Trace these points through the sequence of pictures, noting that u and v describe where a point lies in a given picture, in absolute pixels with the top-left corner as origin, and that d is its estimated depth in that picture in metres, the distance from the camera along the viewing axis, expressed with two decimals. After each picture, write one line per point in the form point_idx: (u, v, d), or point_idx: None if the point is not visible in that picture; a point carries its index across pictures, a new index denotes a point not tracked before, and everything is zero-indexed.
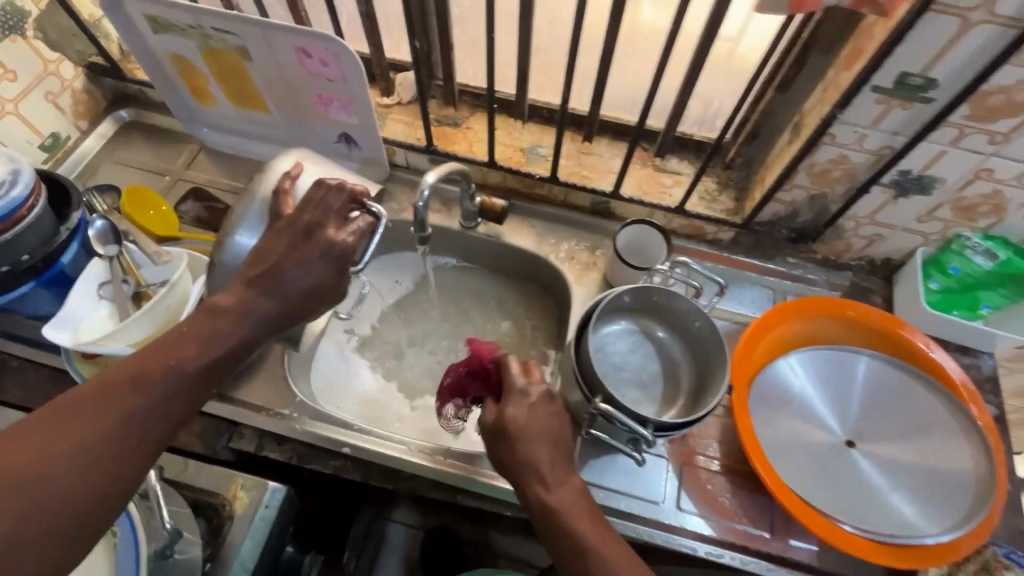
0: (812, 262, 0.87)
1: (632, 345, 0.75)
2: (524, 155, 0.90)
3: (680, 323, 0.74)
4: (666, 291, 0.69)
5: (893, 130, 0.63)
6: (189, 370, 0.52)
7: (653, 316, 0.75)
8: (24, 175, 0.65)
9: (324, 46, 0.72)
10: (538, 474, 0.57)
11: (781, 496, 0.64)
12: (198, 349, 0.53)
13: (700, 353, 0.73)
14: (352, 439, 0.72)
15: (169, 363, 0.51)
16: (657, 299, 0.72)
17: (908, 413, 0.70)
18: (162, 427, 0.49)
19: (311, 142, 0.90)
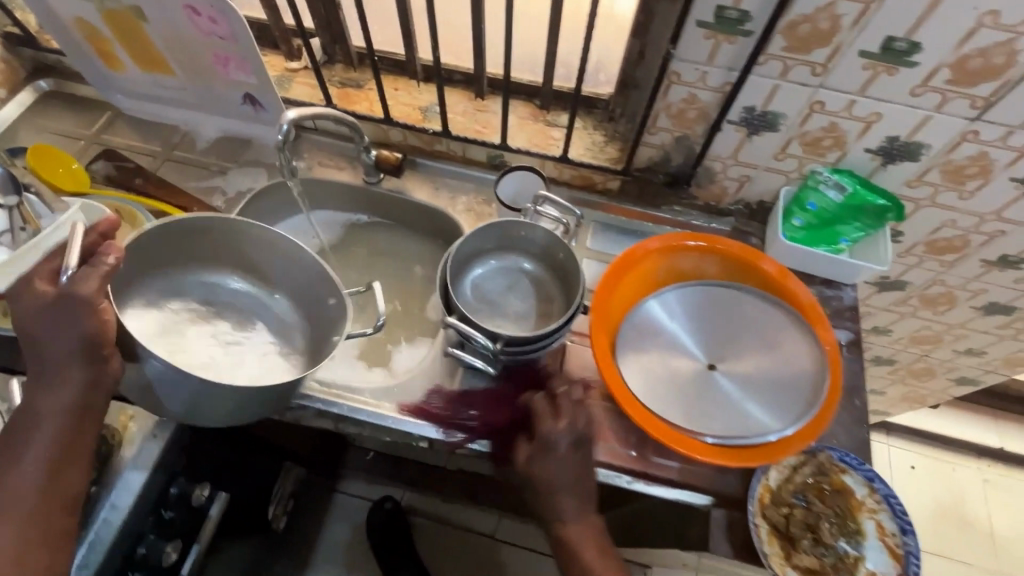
0: (696, 209, 0.92)
1: (503, 279, 0.81)
2: (422, 113, 0.94)
3: (548, 259, 0.80)
4: (525, 222, 0.76)
5: (728, 66, 0.68)
6: (45, 426, 0.59)
7: (525, 255, 0.81)
8: None
9: (210, 3, 0.76)
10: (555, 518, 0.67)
11: (622, 399, 0.68)
12: (42, 406, 0.59)
13: (567, 283, 0.78)
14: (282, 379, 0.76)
15: (31, 430, 0.59)
16: (523, 235, 0.78)
17: (761, 335, 0.74)
18: (54, 476, 0.59)
19: (219, 104, 0.95)
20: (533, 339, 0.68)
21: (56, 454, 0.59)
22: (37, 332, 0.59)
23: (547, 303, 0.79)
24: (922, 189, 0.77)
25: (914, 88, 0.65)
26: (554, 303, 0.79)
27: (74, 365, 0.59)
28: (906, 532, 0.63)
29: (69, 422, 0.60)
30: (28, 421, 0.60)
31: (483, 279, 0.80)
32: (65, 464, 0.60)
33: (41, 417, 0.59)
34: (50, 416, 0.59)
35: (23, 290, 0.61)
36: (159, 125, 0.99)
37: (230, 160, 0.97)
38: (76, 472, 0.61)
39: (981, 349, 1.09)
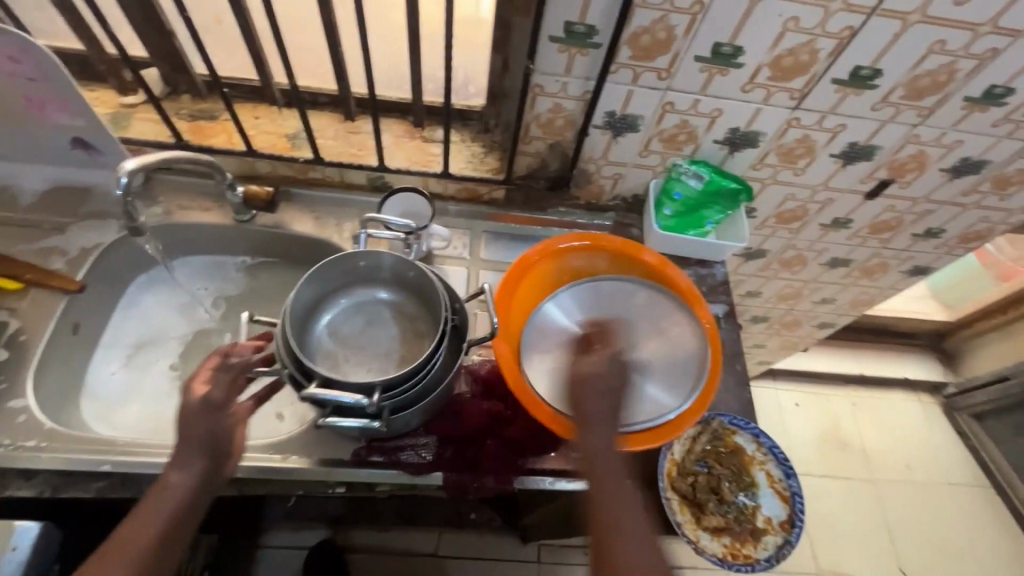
0: (580, 208, 0.96)
1: (358, 318, 0.75)
2: (289, 141, 0.89)
3: (403, 281, 0.74)
4: (372, 252, 0.71)
5: (584, 76, 0.72)
6: (154, 508, 0.54)
7: (378, 283, 0.76)
8: None
9: (9, 41, 0.66)
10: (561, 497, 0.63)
11: (531, 404, 0.70)
12: (162, 488, 0.55)
13: (428, 303, 0.74)
14: None
15: (141, 516, 0.54)
16: (365, 265, 0.72)
17: (651, 319, 0.80)
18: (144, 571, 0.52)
19: (42, 151, 0.83)
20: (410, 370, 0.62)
21: (148, 548, 0.53)
22: (184, 423, 0.57)
23: (415, 330, 0.74)
24: (765, 170, 0.87)
25: (744, 85, 0.73)
26: (423, 329, 0.73)
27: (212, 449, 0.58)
28: (790, 476, 0.73)
29: (167, 531, 0.54)
30: (139, 508, 0.55)
31: (335, 324, 0.74)
32: (162, 554, 0.54)
33: (159, 497, 0.55)
34: (166, 499, 0.55)
35: (196, 387, 0.59)
36: None
37: (66, 214, 0.84)
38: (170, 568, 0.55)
39: (832, 297, 1.27)
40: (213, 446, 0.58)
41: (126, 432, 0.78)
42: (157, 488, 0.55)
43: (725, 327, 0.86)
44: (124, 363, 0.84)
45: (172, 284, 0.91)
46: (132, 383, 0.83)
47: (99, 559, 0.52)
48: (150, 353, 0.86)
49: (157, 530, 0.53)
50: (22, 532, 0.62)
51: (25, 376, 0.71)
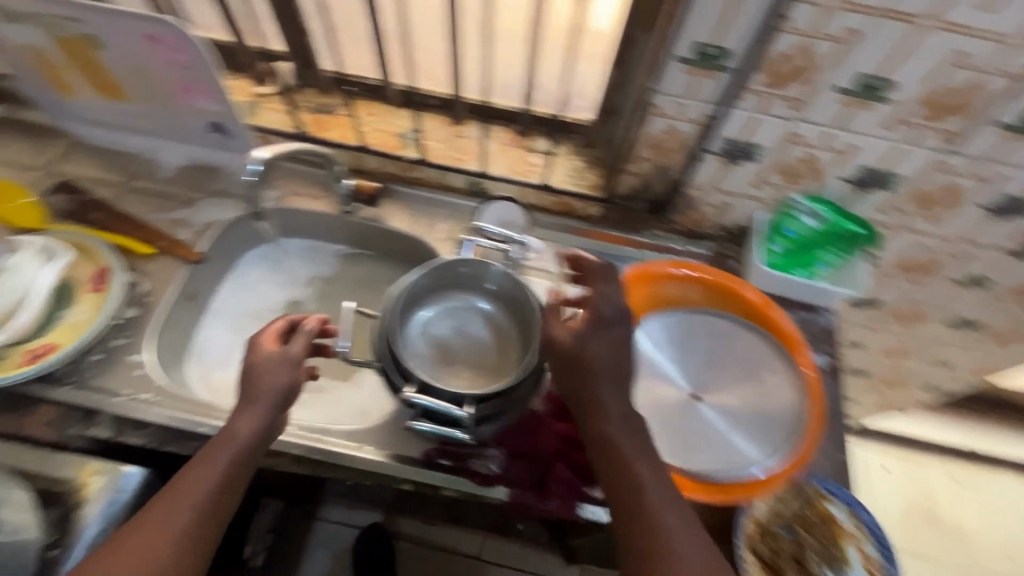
0: (676, 234, 0.92)
1: (454, 322, 0.75)
2: (398, 139, 0.92)
3: (499, 292, 0.74)
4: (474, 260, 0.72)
5: (707, 99, 0.69)
6: (222, 452, 0.56)
7: (476, 290, 0.76)
8: None
9: (171, 33, 0.73)
10: (634, 482, 0.54)
11: None
12: (227, 432, 0.57)
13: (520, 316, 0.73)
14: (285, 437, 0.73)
15: (209, 456, 0.56)
16: (465, 270, 0.73)
17: (744, 362, 0.75)
18: (212, 509, 0.54)
19: (183, 131, 0.91)
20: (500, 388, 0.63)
21: (217, 486, 0.55)
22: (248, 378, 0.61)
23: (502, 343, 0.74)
24: (895, 216, 0.79)
25: (886, 122, 0.66)
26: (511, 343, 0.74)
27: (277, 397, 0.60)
28: (888, 560, 0.66)
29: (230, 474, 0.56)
30: (207, 449, 0.57)
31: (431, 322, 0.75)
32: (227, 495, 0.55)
33: (225, 439, 0.57)
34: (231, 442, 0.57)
35: (265, 343, 0.63)
36: (120, 153, 0.94)
37: (197, 190, 0.92)
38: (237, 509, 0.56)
39: (948, 360, 1.13)
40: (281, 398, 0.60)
41: (218, 397, 0.83)
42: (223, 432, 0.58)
43: (826, 381, 0.79)
44: (226, 329, 0.89)
45: (273, 262, 0.96)
46: (230, 349, 0.87)
47: (171, 490, 0.54)
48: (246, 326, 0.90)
49: (225, 470, 0.55)
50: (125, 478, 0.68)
51: (147, 334, 0.78)
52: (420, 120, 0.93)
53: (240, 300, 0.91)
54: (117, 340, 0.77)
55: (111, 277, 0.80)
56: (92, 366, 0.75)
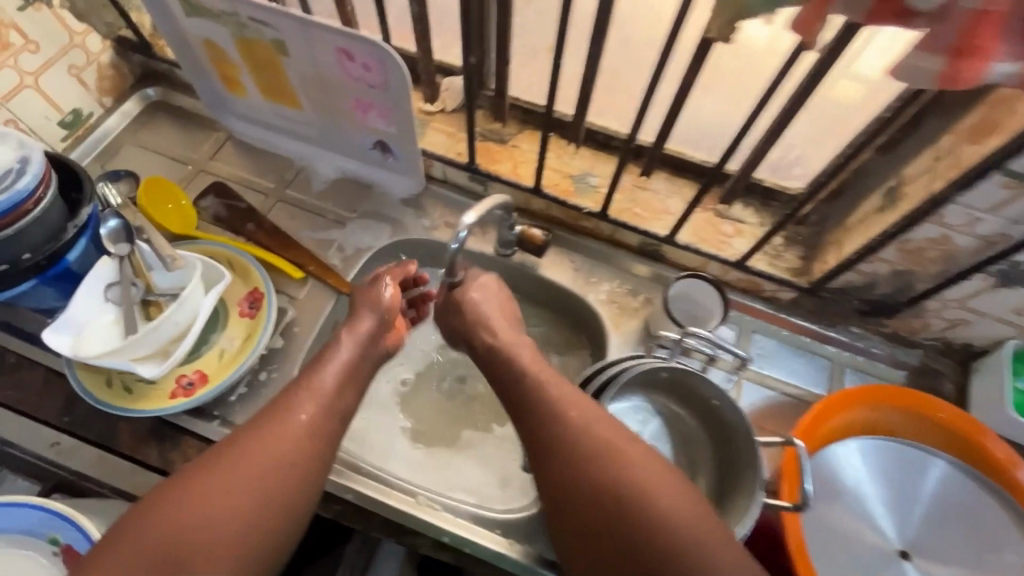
0: (879, 336, 0.78)
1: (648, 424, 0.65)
2: (573, 183, 0.82)
3: (700, 405, 0.63)
4: (682, 368, 0.60)
5: (1015, 219, 0.55)
6: (298, 408, 0.55)
7: (679, 396, 0.64)
8: (34, 163, 0.62)
9: (370, 51, 0.65)
10: (581, 474, 0.50)
11: None
12: (297, 398, 0.56)
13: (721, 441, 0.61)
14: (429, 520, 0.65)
15: (272, 420, 0.54)
16: (667, 374, 0.62)
17: (975, 532, 0.63)
18: (279, 467, 0.52)
19: (344, 144, 0.84)
20: None
21: (287, 446, 0.53)
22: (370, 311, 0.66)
23: (693, 462, 0.64)
24: None
25: None
26: (702, 461, 0.63)
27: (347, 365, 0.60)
28: None
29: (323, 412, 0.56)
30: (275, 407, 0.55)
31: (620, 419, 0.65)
32: (300, 451, 0.53)
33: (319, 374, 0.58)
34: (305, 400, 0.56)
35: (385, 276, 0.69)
36: (273, 156, 0.89)
37: (349, 208, 0.86)
38: (322, 474, 0.54)
39: None
40: (358, 374, 0.61)
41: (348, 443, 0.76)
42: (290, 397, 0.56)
43: None
44: None
45: None
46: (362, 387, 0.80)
47: (221, 455, 0.51)
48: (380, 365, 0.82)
49: (295, 432, 0.53)
50: None
51: (293, 371, 0.73)
52: (600, 163, 0.82)
53: None
54: (264, 374, 0.72)
55: (263, 303, 0.74)
56: (238, 400, 0.70)
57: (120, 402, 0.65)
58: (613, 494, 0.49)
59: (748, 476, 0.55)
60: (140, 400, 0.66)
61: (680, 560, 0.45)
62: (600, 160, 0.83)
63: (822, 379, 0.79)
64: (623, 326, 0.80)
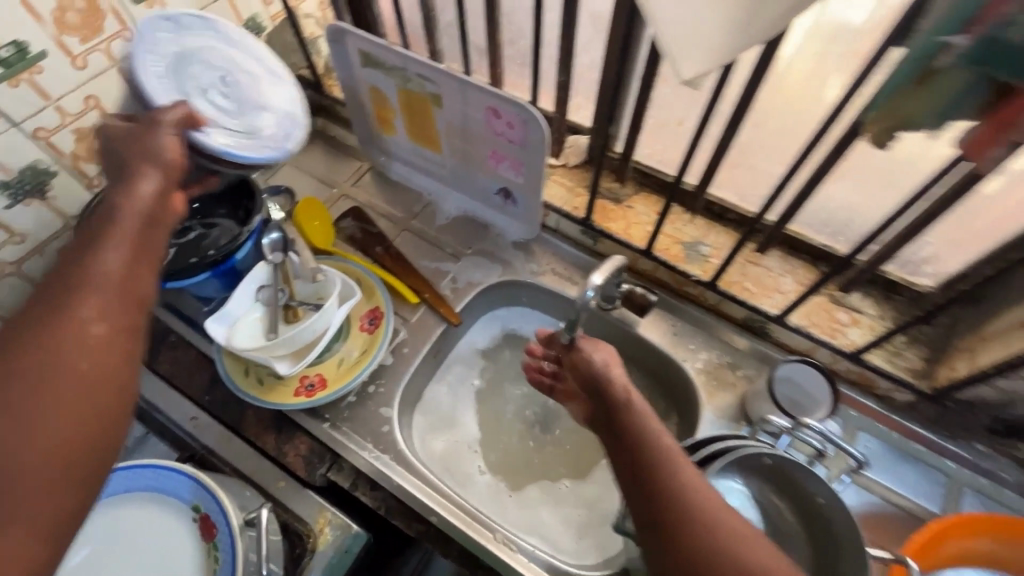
0: (1007, 460, 0.71)
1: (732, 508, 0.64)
2: (683, 250, 0.83)
3: (809, 508, 0.60)
4: (794, 462, 0.59)
5: None
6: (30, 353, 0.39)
7: (779, 488, 0.61)
8: (295, 135, 0.66)
9: (516, 111, 0.72)
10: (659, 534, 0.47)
11: None
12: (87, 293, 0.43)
13: (824, 542, 0.59)
14: (500, 559, 0.68)
15: (38, 349, 0.39)
16: (771, 463, 0.60)
17: None
18: (129, 337, 0.44)
19: (471, 186, 0.91)
20: None
21: (72, 383, 0.39)
22: (109, 177, 0.52)
23: None
24: None
25: None
26: None
27: (134, 233, 0.48)
28: None
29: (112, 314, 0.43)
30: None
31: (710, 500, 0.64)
32: (55, 447, 0.37)
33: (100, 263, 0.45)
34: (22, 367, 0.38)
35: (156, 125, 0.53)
36: (406, 189, 0.98)
37: (465, 245, 0.92)
38: (110, 402, 0.41)
39: None
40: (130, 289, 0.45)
41: (432, 464, 0.80)
42: (71, 298, 0.42)
43: None
44: (450, 391, 0.86)
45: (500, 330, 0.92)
46: (450, 412, 0.85)
47: None
48: (471, 395, 0.86)
49: (68, 345, 0.40)
50: (324, 556, 0.67)
51: (397, 388, 0.79)
52: (714, 233, 0.83)
53: (466, 362, 0.88)
54: (371, 387, 0.79)
55: (382, 321, 0.81)
56: (347, 407, 0.77)
57: (255, 392, 0.74)
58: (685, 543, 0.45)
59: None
60: (269, 392, 0.74)
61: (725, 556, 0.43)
62: (713, 230, 0.84)
63: (936, 493, 0.72)
64: (717, 398, 0.79)
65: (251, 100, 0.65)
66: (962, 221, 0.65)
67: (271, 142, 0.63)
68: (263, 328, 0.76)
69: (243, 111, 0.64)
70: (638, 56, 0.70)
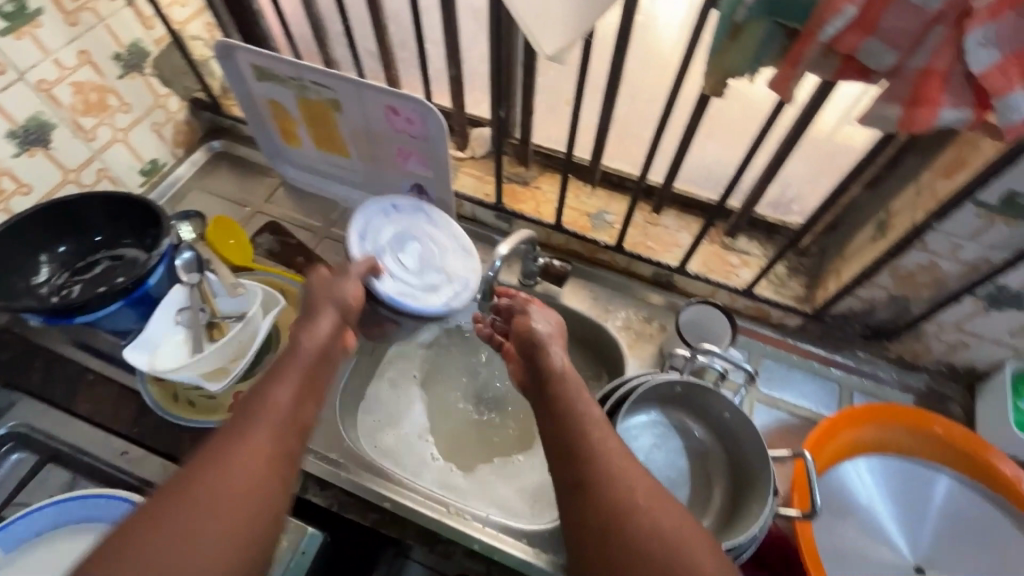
0: (885, 361, 0.81)
1: (658, 440, 0.72)
2: (590, 220, 0.90)
3: (721, 426, 0.70)
4: (699, 384, 0.69)
5: (992, 245, 0.61)
6: (218, 463, 0.44)
7: (694, 414, 0.73)
8: (447, 286, 0.83)
9: (413, 107, 0.76)
10: (577, 509, 0.50)
11: None
12: (253, 421, 0.48)
13: (734, 454, 0.70)
14: (456, 530, 0.71)
15: (220, 462, 0.44)
16: (683, 391, 0.71)
17: (989, 549, 0.66)
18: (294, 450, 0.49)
19: (385, 187, 0.94)
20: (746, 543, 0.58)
21: (256, 481, 0.44)
22: (304, 316, 0.64)
23: (708, 473, 0.71)
24: None
25: None
26: (717, 474, 0.71)
27: (306, 368, 0.56)
28: None
29: (278, 431, 0.49)
30: None
31: (639, 434, 0.72)
32: (232, 543, 0.41)
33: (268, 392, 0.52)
34: (211, 470, 0.44)
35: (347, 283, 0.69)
36: (321, 198, 0.99)
37: None
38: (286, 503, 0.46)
39: None
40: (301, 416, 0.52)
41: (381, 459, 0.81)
42: (244, 418, 0.49)
43: None
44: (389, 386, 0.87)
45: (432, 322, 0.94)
46: (392, 406, 0.86)
47: (171, 498, 0.41)
48: (412, 386, 0.88)
49: (251, 455, 0.46)
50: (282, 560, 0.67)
51: (335, 389, 0.80)
52: (615, 202, 0.90)
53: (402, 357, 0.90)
54: None
55: None
56: None
57: (184, 412, 0.74)
58: (601, 514, 0.48)
59: (760, 486, 0.63)
60: (201, 411, 0.75)
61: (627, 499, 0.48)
62: (615, 199, 0.91)
63: (832, 401, 0.82)
64: (638, 349, 0.86)
65: (434, 258, 0.85)
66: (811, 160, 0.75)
67: (434, 295, 0.81)
68: (187, 350, 0.75)
69: (421, 264, 0.84)
70: (518, 44, 0.76)
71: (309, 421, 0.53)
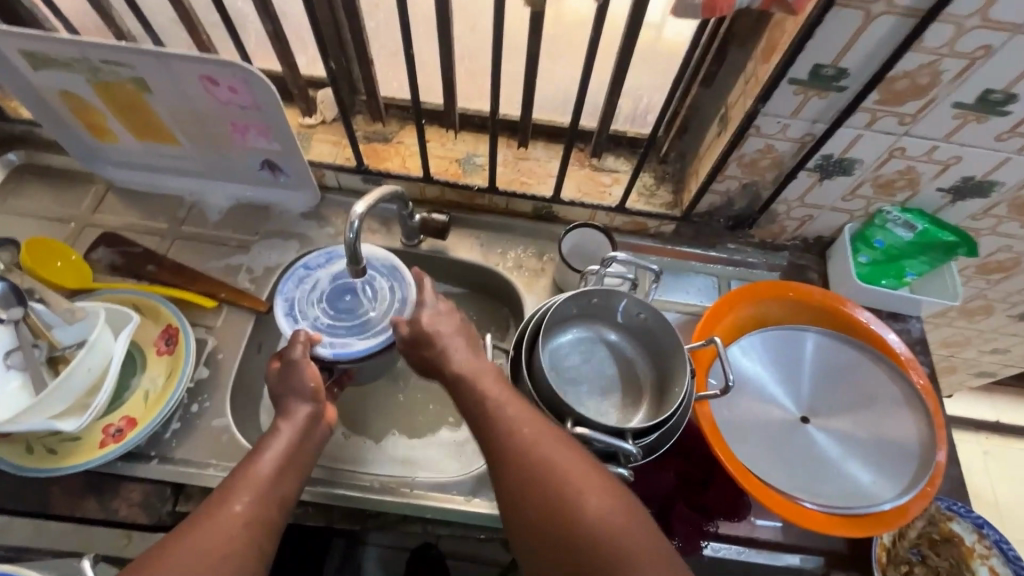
0: (751, 246, 0.88)
1: (581, 351, 0.75)
2: (460, 166, 0.87)
3: (634, 325, 0.74)
4: (609, 291, 0.70)
5: (813, 118, 0.66)
6: (192, 532, 0.49)
7: (609, 322, 0.75)
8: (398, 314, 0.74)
9: (232, 73, 0.67)
10: (503, 478, 0.54)
11: (743, 480, 0.66)
12: (232, 490, 0.53)
13: (654, 350, 0.73)
14: (384, 499, 0.69)
15: (191, 537, 0.49)
16: (599, 301, 0.72)
17: (853, 387, 0.75)
18: (270, 519, 0.53)
19: (232, 170, 0.85)
20: (659, 424, 0.62)
21: (227, 543, 0.49)
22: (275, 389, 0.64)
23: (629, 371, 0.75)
24: (986, 221, 0.76)
25: (1001, 134, 0.63)
26: (639, 369, 0.74)
27: (289, 449, 0.58)
28: None
29: (253, 508, 0.52)
30: None
31: (564, 349, 0.74)
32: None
33: (246, 472, 0.55)
34: (184, 540, 0.49)
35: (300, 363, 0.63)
36: (160, 196, 0.88)
37: (249, 232, 0.87)
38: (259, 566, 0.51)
39: (1006, 348, 1.11)
40: (274, 494, 0.55)
41: None
42: (219, 498, 0.53)
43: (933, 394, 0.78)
44: None
45: None
46: None
47: (159, 560, 0.47)
48: None
49: (226, 527, 0.50)
50: None
51: (224, 396, 0.74)
52: (481, 143, 0.88)
53: None
54: (195, 406, 0.73)
55: (180, 337, 0.74)
56: (172, 436, 0.70)
57: (44, 463, 0.65)
58: (523, 488, 0.52)
59: (679, 367, 0.67)
60: (65, 457, 0.66)
61: (543, 467, 0.52)
62: (481, 141, 0.89)
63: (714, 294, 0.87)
64: (535, 286, 0.86)
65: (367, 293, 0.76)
66: (651, 68, 0.77)
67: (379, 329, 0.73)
68: (28, 395, 0.65)
69: (357, 304, 0.75)
70: None
71: (291, 497, 0.57)
